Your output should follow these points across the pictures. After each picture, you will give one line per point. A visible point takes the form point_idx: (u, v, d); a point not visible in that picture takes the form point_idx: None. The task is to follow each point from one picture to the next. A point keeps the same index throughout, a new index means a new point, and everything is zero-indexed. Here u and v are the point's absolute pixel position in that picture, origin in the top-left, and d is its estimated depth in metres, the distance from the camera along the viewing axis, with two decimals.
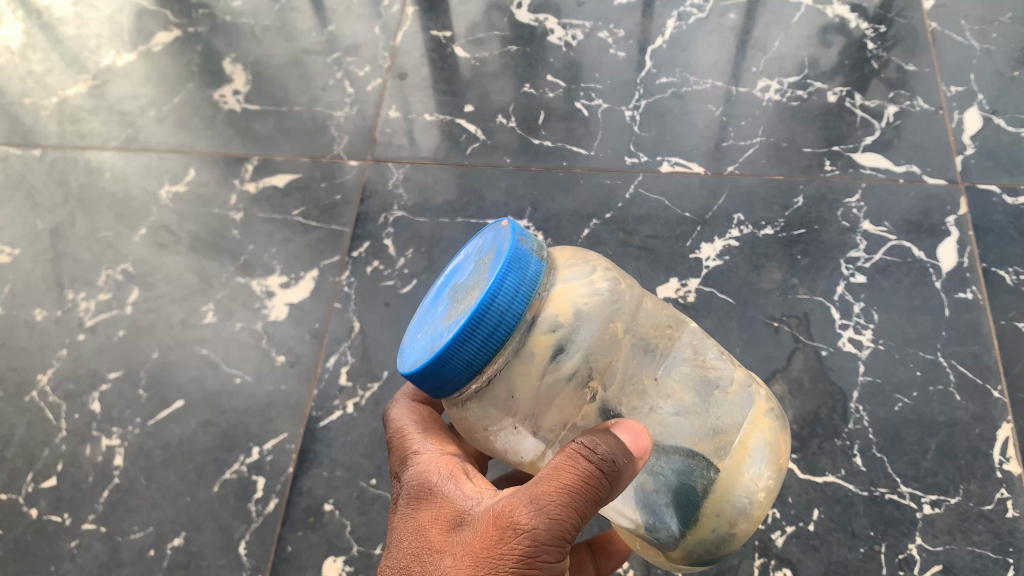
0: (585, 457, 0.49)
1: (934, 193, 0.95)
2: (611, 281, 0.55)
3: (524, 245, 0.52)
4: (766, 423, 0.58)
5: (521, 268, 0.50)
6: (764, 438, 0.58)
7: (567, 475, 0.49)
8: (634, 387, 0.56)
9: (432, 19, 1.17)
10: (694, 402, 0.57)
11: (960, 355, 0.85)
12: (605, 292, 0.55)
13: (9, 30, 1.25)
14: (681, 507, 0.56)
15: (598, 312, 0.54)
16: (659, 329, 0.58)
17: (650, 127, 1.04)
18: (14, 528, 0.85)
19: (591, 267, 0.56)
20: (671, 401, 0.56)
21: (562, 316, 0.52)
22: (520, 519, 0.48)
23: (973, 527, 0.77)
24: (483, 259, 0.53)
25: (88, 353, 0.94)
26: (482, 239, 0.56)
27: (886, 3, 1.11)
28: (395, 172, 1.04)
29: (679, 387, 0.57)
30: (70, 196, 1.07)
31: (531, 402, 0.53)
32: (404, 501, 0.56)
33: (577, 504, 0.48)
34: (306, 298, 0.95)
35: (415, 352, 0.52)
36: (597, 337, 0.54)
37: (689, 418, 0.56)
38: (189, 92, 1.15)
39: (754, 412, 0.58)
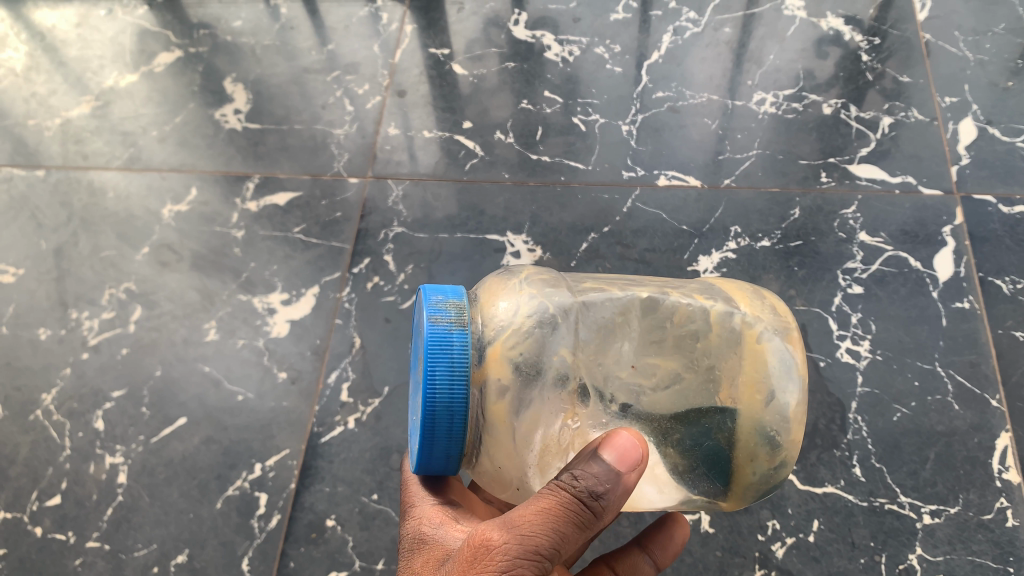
0: (567, 487, 0.51)
1: (930, 203, 0.96)
2: (536, 305, 0.55)
3: (440, 325, 0.52)
4: (765, 347, 0.59)
5: (443, 353, 0.51)
6: (768, 361, 0.59)
7: (547, 497, 0.51)
8: (617, 386, 0.58)
9: (431, 37, 1.19)
10: (678, 369, 0.59)
11: (958, 364, 0.86)
12: (538, 328, 0.54)
13: (12, 52, 1.27)
14: (717, 465, 0.58)
15: (539, 350, 0.54)
16: (607, 321, 0.59)
17: (647, 141, 1.05)
18: (18, 547, 0.85)
19: (518, 306, 0.55)
20: (656, 380, 0.59)
21: (504, 377, 0.52)
22: (498, 536, 0.51)
23: (973, 537, 0.77)
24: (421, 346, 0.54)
25: (92, 372, 0.95)
26: (418, 318, 0.56)
27: (880, 16, 1.13)
28: (395, 189, 1.05)
29: (658, 361, 0.59)
30: (74, 215, 1.08)
31: (524, 458, 0.54)
32: (402, 550, 0.59)
33: (556, 523, 0.50)
34: (308, 315, 0.95)
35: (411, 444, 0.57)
36: (552, 371, 0.54)
37: (681, 386, 0.59)
38: (190, 111, 1.17)
39: (745, 343, 0.60)
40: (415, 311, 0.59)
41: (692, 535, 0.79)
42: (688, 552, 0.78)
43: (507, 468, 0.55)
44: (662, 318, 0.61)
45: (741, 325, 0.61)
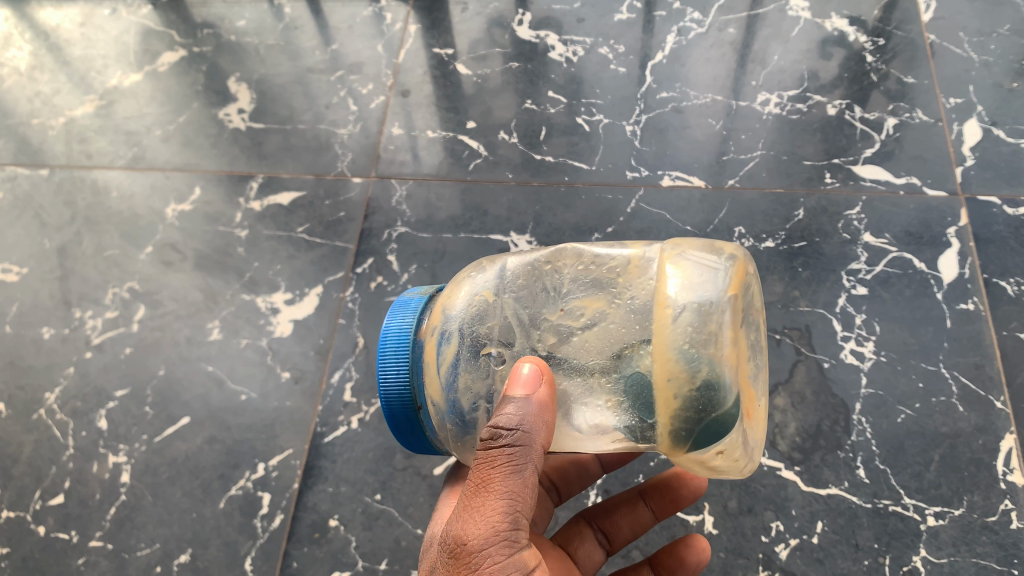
0: (488, 446, 0.53)
1: (934, 205, 0.96)
2: (477, 270, 0.63)
3: (404, 299, 0.63)
4: (680, 267, 0.54)
5: (401, 311, 0.62)
6: (684, 277, 0.53)
7: (484, 467, 0.52)
8: (544, 326, 0.57)
9: (434, 37, 1.19)
10: (604, 305, 0.56)
11: (963, 366, 0.85)
12: (471, 280, 0.62)
13: (16, 52, 1.27)
14: (642, 396, 0.52)
15: (464, 296, 0.60)
16: (537, 269, 0.61)
17: (650, 141, 1.05)
18: (22, 545, 0.85)
19: (464, 273, 0.64)
20: (582, 317, 0.56)
21: (437, 322, 0.60)
22: (463, 531, 0.52)
23: (977, 539, 0.76)
24: None
25: (95, 371, 0.95)
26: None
27: (884, 17, 1.12)
28: (398, 189, 1.05)
29: (584, 301, 0.57)
30: (78, 215, 1.08)
31: (449, 395, 0.57)
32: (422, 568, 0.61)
33: (501, 491, 0.52)
34: (311, 315, 0.95)
35: None
36: (469, 309, 0.59)
37: (606, 321, 0.55)
38: (194, 111, 1.17)
39: (661, 267, 0.55)
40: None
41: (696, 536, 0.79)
42: None
43: (441, 408, 0.58)
44: (591, 261, 0.59)
45: (661, 253, 0.57)
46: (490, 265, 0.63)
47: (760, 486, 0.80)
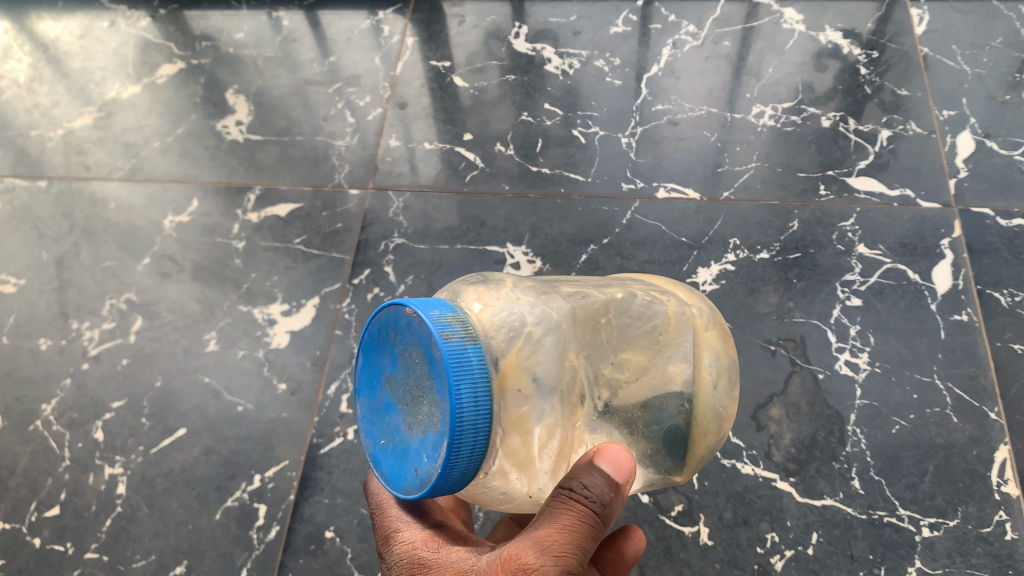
0: (578, 500, 0.50)
1: (928, 216, 0.97)
2: (531, 312, 0.53)
3: (452, 342, 0.46)
4: (708, 336, 0.62)
5: (465, 370, 0.46)
6: (712, 346, 0.61)
7: (562, 515, 0.50)
8: (604, 380, 0.56)
9: (432, 49, 1.20)
10: (644, 360, 0.58)
11: (957, 377, 0.86)
12: (544, 323, 0.53)
13: (15, 64, 1.28)
14: (673, 445, 0.59)
15: (544, 349, 0.51)
16: (581, 314, 0.57)
17: (645, 153, 1.06)
18: (17, 557, 0.85)
19: (519, 313, 0.53)
20: (633, 371, 0.58)
21: (522, 387, 0.49)
22: (523, 559, 0.49)
23: (972, 550, 0.77)
24: (413, 358, 0.48)
25: (92, 382, 0.95)
26: (390, 333, 0.50)
27: (878, 29, 1.14)
28: (396, 201, 1.05)
29: (629, 355, 0.58)
30: (76, 226, 1.09)
31: (534, 467, 0.51)
32: None
33: (580, 540, 0.50)
34: (307, 326, 0.96)
35: (402, 475, 0.50)
36: (556, 371, 0.51)
37: (651, 376, 0.58)
38: (192, 123, 1.17)
39: (694, 333, 0.61)
40: (371, 333, 0.52)
41: (691, 547, 0.79)
42: (687, 564, 0.78)
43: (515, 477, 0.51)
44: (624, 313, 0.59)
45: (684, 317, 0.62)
46: (528, 300, 0.55)
47: (755, 497, 0.80)
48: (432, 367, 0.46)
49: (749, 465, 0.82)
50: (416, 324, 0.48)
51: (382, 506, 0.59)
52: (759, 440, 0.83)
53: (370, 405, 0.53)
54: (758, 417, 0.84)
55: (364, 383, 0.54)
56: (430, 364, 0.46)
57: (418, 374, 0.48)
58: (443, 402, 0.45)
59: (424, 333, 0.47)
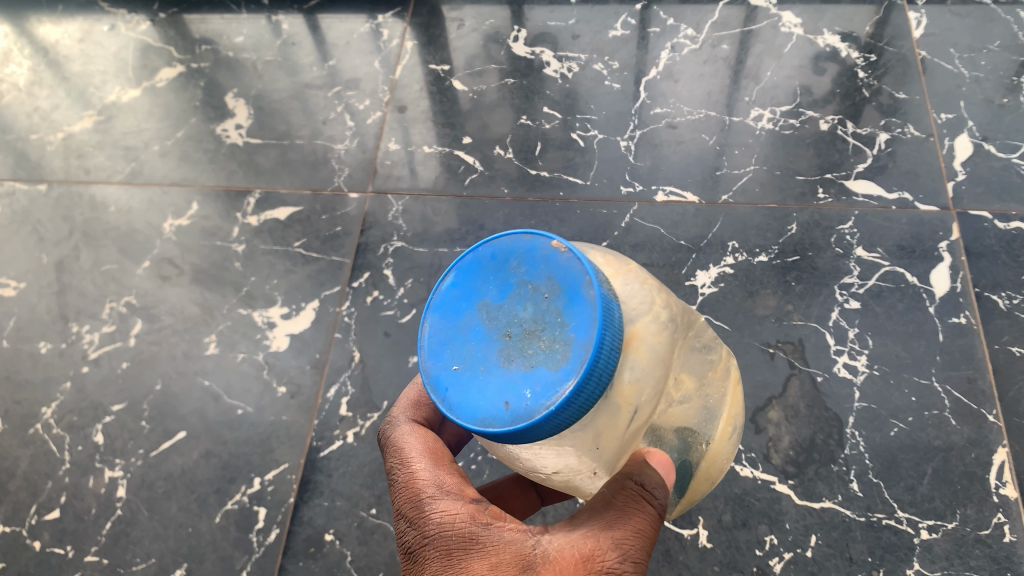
0: (649, 502, 0.52)
1: (926, 219, 0.97)
2: (654, 301, 0.54)
3: (602, 291, 0.47)
4: (737, 387, 0.65)
5: (610, 321, 0.46)
6: (738, 398, 0.65)
7: (636, 517, 0.51)
8: (677, 386, 0.56)
9: (431, 53, 1.21)
10: (696, 386, 0.59)
11: (956, 379, 0.86)
12: (658, 313, 0.53)
13: (15, 68, 1.28)
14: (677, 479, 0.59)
15: (658, 335, 0.52)
16: (676, 315, 0.58)
17: (644, 156, 1.06)
18: (17, 560, 0.85)
19: (643, 294, 0.54)
20: (692, 392, 0.59)
21: (635, 358, 0.50)
22: (605, 560, 0.50)
23: (971, 552, 0.77)
24: (541, 290, 0.47)
25: (92, 386, 0.95)
26: (515, 261, 0.49)
27: (876, 33, 1.14)
28: (395, 204, 1.06)
29: (690, 375, 0.59)
30: (76, 229, 1.09)
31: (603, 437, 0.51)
32: (448, 556, 0.52)
33: (646, 543, 0.52)
34: (307, 329, 0.96)
35: (480, 405, 0.47)
36: (659, 356, 0.52)
37: (696, 404, 0.59)
38: (192, 126, 1.18)
39: (731, 383, 0.65)
40: (479, 256, 0.51)
41: (691, 549, 0.79)
42: (687, 566, 0.78)
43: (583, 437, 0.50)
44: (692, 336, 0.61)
45: (726, 364, 0.66)
46: (644, 284, 0.55)
47: (754, 500, 0.81)
48: (572, 305, 0.46)
49: (748, 468, 0.82)
50: (562, 261, 0.47)
51: (419, 477, 0.57)
52: (758, 442, 0.83)
53: (448, 329, 0.50)
54: (756, 420, 0.85)
55: (446, 305, 0.51)
56: (571, 302, 0.46)
57: (543, 306, 0.47)
58: (580, 341, 0.45)
59: (573, 270, 0.47)
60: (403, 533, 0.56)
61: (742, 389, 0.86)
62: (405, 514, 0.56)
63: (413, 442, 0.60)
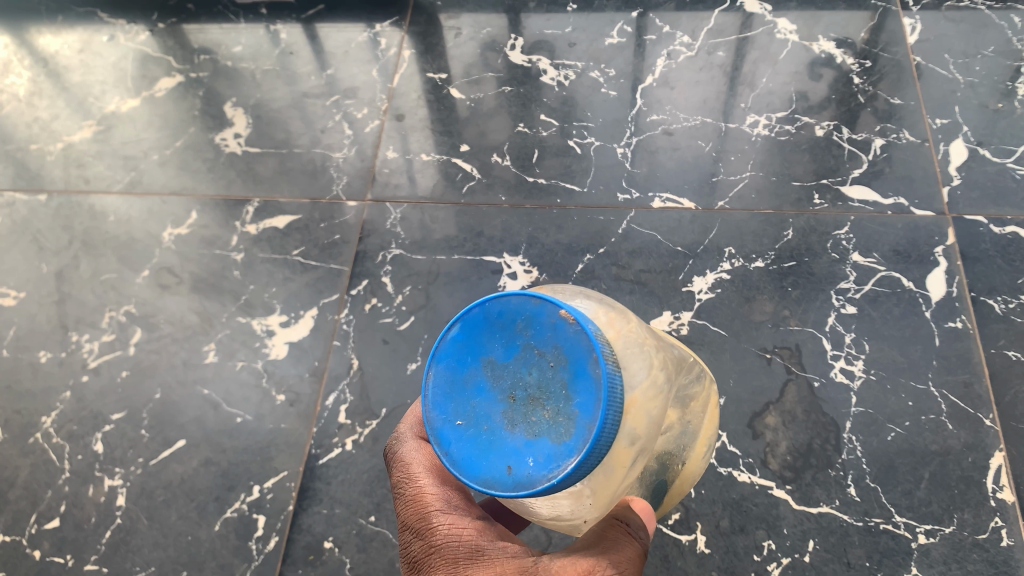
0: (633, 537, 0.53)
1: (922, 224, 0.97)
2: (649, 357, 0.53)
3: (610, 366, 0.46)
4: (710, 415, 0.68)
5: (615, 397, 0.46)
6: (708, 427, 0.68)
7: (628, 547, 0.52)
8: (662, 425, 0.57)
9: (428, 61, 1.21)
10: (675, 418, 0.60)
11: (953, 384, 0.86)
12: (654, 374, 0.52)
13: (15, 78, 1.29)
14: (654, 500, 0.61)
15: (655, 393, 0.52)
16: (667, 360, 0.57)
17: (641, 163, 1.07)
18: (17, 569, 0.85)
19: (641, 353, 0.52)
20: (673, 423, 0.59)
21: (634, 425, 0.49)
22: None
23: (968, 556, 0.77)
24: (547, 359, 0.47)
25: (92, 395, 0.95)
26: (522, 322, 0.48)
27: (871, 39, 1.15)
28: (393, 212, 1.06)
29: (672, 409, 0.59)
30: (75, 239, 1.09)
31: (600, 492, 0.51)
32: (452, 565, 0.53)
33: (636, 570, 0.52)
34: (306, 337, 0.96)
35: (483, 465, 0.47)
36: (656, 414, 0.52)
37: (674, 433, 0.60)
38: (191, 135, 1.18)
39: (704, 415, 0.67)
40: (486, 312, 0.50)
41: (688, 555, 0.79)
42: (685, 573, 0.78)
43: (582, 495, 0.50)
44: (677, 370, 0.61)
45: (703, 397, 0.67)
46: (639, 338, 0.54)
47: (751, 505, 0.81)
48: (577, 379, 0.46)
49: (745, 473, 0.82)
50: (571, 332, 0.47)
51: (427, 495, 0.57)
52: (756, 448, 0.83)
53: (454, 382, 0.50)
54: (753, 425, 0.85)
55: (450, 356, 0.51)
56: (577, 375, 0.46)
57: (549, 376, 0.46)
58: (584, 420, 0.45)
59: (581, 344, 0.46)
60: (408, 544, 0.56)
61: (739, 395, 0.87)
62: (410, 526, 0.57)
63: (421, 454, 0.60)
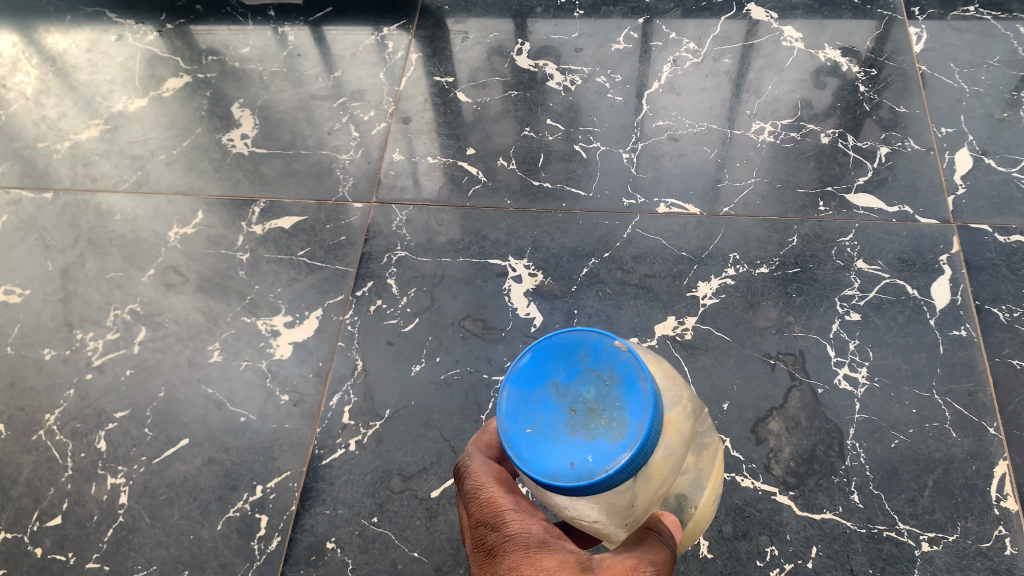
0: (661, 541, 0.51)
1: (926, 232, 0.98)
2: (682, 391, 0.55)
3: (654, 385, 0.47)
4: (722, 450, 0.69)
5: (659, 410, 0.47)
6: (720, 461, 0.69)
7: (660, 549, 0.50)
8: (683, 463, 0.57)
9: (435, 65, 1.22)
10: (695, 462, 0.60)
11: (956, 392, 0.86)
12: (685, 406, 0.55)
13: (23, 76, 1.30)
14: None
15: (685, 421, 0.53)
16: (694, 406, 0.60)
17: (646, 169, 1.07)
18: (18, 566, 0.85)
19: (675, 387, 0.55)
20: (692, 469, 0.60)
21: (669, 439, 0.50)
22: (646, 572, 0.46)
23: (972, 565, 0.77)
24: (601, 376, 0.47)
25: (96, 393, 0.95)
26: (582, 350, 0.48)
27: (877, 48, 1.15)
28: (399, 214, 1.06)
29: (693, 456, 0.60)
30: (82, 237, 1.10)
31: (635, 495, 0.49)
32: (522, 553, 0.46)
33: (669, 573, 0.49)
34: (310, 337, 0.96)
35: (543, 467, 0.45)
36: (684, 440, 0.53)
37: (692, 477, 0.60)
38: (198, 136, 1.19)
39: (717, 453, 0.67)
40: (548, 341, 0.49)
41: (691, 561, 0.79)
42: None
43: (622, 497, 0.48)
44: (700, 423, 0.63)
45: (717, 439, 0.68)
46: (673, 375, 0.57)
47: (755, 511, 0.81)
48: (629, 392, 0.46)
49: (748, 479, 0.82)
50: (622, 353, 0.48)
51: (499, 493, 0.52)
52: (759, 454, 0.83)
53: (517, 397, 0.48)
54: (757, 431, 0.85)
55: (516, 377, 0.49)
56: (629, 389, 0.46)
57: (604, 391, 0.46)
58: (637, 423, 0.45)
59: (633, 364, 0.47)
60: (480, 541, 0.49)
61: (743, 401, 0.87)
62: (483, 523, 0.51)
63: (489, 466, 0.55)
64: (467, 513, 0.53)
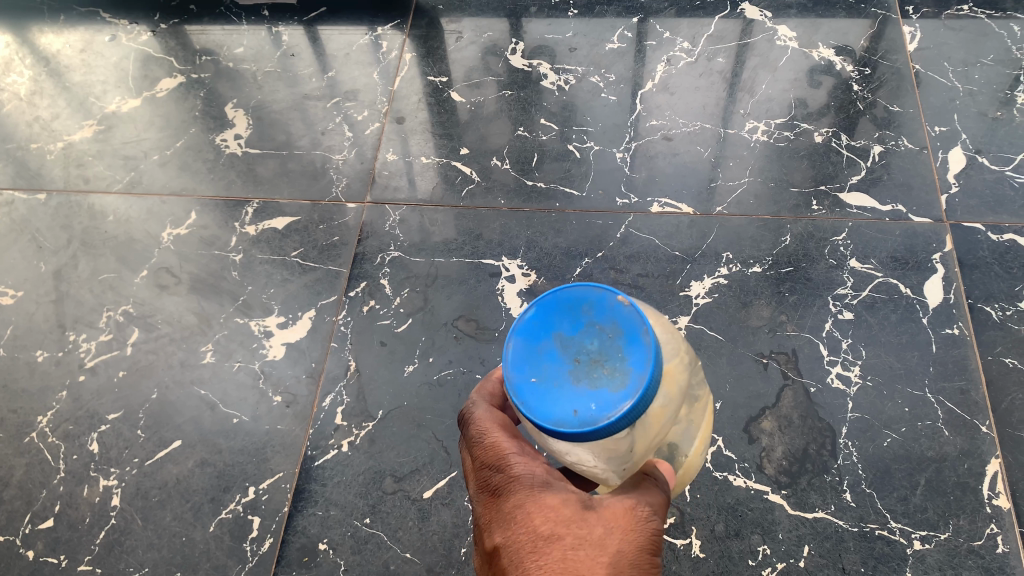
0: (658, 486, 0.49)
1: (919, 231, 0.98)
2: (678, 346, 0.57)
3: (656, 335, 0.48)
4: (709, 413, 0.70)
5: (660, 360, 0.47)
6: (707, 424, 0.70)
7: (656, 493, 0.48)
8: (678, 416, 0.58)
9: (429, 65, 1.22)
10: (689, 416, 0.61)
11: (949, 390, 0.86)
12: (681, 360, 0.56)
13: (17, 76, 1.29)
14: None
15: (681, 374, 0.55)
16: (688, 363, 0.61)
17: (640, 168, 1.07)
18: (10, 569, 0.85)
19: (673, 343, 0.57)
20: (685, 423, 0.61)
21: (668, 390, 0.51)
22: (642, 511, 0.44)
23: (963, 563, 0.77)
24: (604, 328, 0.47)
25: (88, 395, 0.95)
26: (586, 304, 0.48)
27: (871, 47, 1.15)
28: (392, 214, 1.06)
29: (687, 413, 0.61)
30: (74, 238, 1.09)
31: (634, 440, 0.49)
32: (526, 493, 0.45)
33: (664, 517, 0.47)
34: (303, 339, 0.96)
35: (547, 415, 0.45)
36: (680, 392, 0.54)
37: (685, 429, 0.61)
38: (192, 136, 1.19)
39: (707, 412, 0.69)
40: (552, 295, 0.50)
41: (683, 560, 0.79)
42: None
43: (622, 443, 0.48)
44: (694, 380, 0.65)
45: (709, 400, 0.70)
46: (670, 332, 0.58)
47: (747, 510, 0.81)
48: (632, 342, 0.46)
49: (741, 478, 0.82)
50: (625, 306, 0.48)
51: (504, 438, 0.50)
52: (751, 452, 0.83)
53: (523, 349, 0.48)
54: (749, 430, 0.85)
55: (522, 330, 0.49)
56: (631, 339, 0.47)
57: (607, 342, 0.47)
58: (639, 373, 0.45)
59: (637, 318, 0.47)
60: (484, 483, 0.48)
61: (736, 400, 0.87)
62: (487, 466, 0.49)
63: (493, 413, 0.54)
64: (472, 457, 0.51)
